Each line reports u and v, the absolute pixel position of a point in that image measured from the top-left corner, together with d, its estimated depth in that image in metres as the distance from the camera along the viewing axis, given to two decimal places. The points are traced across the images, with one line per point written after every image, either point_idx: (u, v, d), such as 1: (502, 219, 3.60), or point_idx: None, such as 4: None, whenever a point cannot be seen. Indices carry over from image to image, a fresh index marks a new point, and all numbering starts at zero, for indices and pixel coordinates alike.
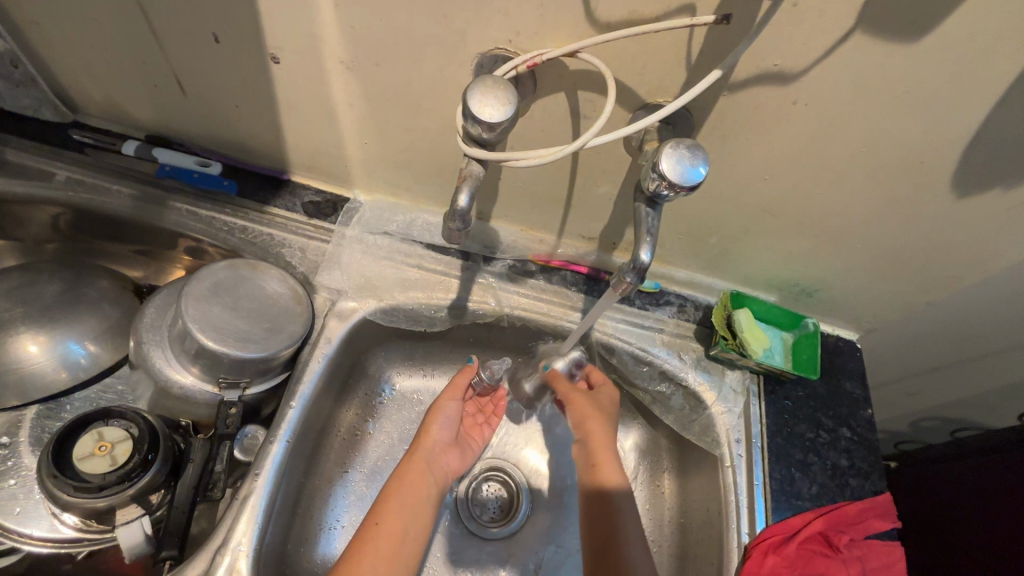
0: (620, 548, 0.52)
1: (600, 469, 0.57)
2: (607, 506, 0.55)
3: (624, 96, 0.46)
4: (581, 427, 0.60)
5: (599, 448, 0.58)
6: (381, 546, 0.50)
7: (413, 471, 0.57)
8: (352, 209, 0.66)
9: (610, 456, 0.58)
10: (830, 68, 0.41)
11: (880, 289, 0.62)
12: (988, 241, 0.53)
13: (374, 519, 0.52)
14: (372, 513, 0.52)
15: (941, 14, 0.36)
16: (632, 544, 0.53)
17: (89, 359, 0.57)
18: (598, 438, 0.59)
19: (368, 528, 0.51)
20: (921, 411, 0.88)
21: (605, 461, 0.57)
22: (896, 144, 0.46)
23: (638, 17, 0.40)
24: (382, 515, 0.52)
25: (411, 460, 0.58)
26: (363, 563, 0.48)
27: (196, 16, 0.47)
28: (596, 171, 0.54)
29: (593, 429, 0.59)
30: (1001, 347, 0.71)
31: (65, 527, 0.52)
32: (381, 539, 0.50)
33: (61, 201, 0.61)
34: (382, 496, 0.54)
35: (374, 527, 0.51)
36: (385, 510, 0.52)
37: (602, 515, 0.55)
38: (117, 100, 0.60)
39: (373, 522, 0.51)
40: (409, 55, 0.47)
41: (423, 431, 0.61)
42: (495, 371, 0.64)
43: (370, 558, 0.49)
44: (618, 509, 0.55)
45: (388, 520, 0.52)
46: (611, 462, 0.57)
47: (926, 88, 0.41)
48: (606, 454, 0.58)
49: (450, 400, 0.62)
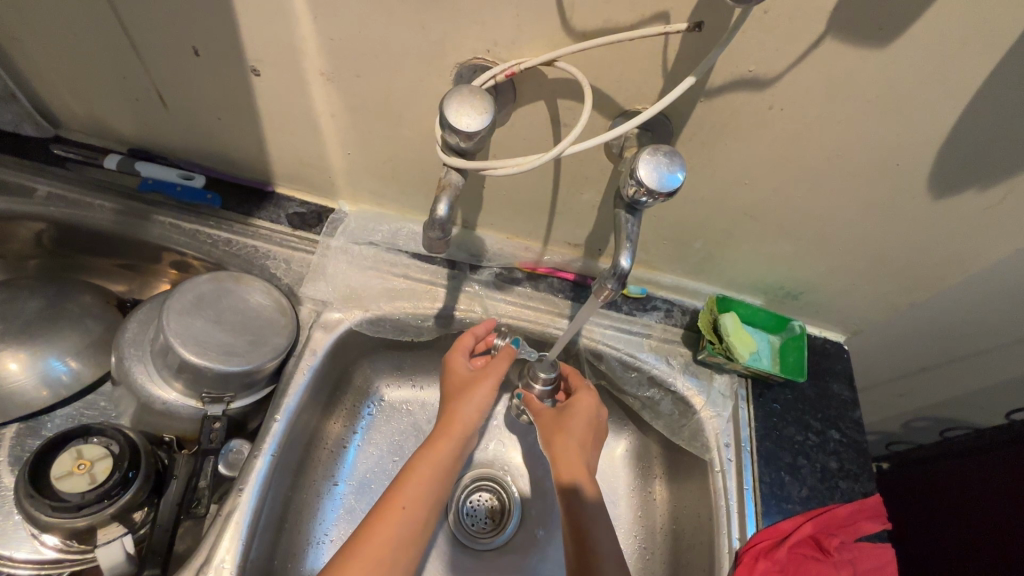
0: (591, 566, 0.50)
1: (567, 484, 0.54)
2: (573, 522, 0.53)
3: (604, 104, 0.46)
4: (554, 439, 0.58)
5: (565, 461, 0.56)
6: (401, 530, 0.47)
7: (447, 457, 0.52)
8: (337, 220, 0.66)
9: (579, 469, 0.55)
10: (804, 74, 0.41)
11: (864, 290, 0.63)
12: (966, 243, 0.54)
13: (401, 502, 0.48)
14: (399, 494, 0.49)
15: (907, 20, 0.37)
16: (607, 562, 0.50)
17: (71, 376, 0.57)
18: (563, 452, 0.56)
19: (391, 507, 0.48)
20: (911, 412, 0.89)
21: (571, 473, 0.55)
22: (874, 147, 0.46)
23: (613, 24, 0.40)
24: (410, 500, 0.48)
25: (448, 445, 0.52)
26: (383, 548, 0.46)
27: (174, 29, 0.47)
28: (579, 178, 0.54)
29: (559, 442, 0.57)
30: (987, 346, 0.71)
31: (46, 548, 0.51)
32: (404, 524, 0.47)
33: (42, 216, 0.60)
34: (405, 477, 0.50)
35: (401, 512, 0.48)
36: (411, 493, 0.49)
37: (574, 532, 0.53)
38: (98, 114, 0.60)
39: (400, 506, 0.48)
40: (388, 66, 0.47)
41: (459, 412, 0.54)
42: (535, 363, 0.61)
43: (389, 541, 0.46)
44: (582, 523, 0.53)
45: (416, 507, 0.48)
46: (581, 477, 0.55)
47: (899, 92, 0.42)
48: (571, 467, 0.55)
49: (490, 386, 0.56)
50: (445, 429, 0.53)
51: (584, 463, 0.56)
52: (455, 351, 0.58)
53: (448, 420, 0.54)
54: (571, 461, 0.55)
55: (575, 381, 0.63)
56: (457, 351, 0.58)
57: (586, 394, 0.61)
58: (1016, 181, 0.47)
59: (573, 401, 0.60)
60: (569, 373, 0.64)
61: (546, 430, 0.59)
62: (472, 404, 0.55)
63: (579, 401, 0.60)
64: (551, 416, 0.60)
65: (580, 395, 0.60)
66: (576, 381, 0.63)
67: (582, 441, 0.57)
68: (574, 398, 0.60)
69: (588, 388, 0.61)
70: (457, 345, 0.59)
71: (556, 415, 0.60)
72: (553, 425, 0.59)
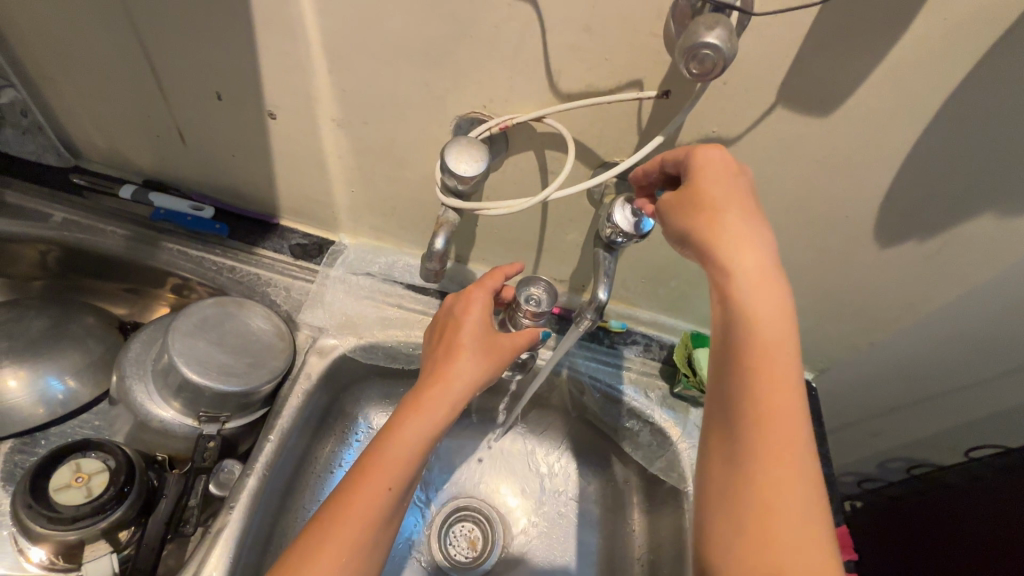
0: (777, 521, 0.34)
1: (762, 466, 0.35)
2: (760, 501, 0.34)
3: (586, 155, 0.52)
4: (765, 374, 0.36)
5: (774, 420, 0.36)
6: (382, 512, 0.44)
7: (435, 427, 0.47)
8: (337, 251, 0.70)
9: (796, 413, 0.36)
10: (759, 136, 0.47)
11: (827, 329, 0.67)
12: (912, 288, 0.59)
13: (387, 484, 0.44)
14: (383, 475, 0.44)
15: (842, 97, 0.43)
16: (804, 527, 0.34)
17: (67, 396, 0.59)
18: (783, 404, 0.36)
19: (370, 490, 0.43)
20: (882, 452, 0.92)
21: (787, 428, 0.35)
22: (822, 200, 0.52)
23: (594, 88, 0.46)
24: (397, 482, 0.44)
25: (447, 410, 0.48)
26: (359, 532, 0.42)
27: (202, 77, 0.53)
28: (564, 220, 0.59)
29: (773, 383, 0.36)
30: (946, 388, 0.76)
31: (31, 565, 0.51)
32: (386, 507, 0.44)
33: (54, 240, 0.64)
34: (391, 444, 0.45)
35: (385, 493, 0.44)
36: (397, 473, 0.45)
37: (750, 531, 0.34)
38: (119, 148, 0.65)
39: (385, 488, 0.44)
40: (394, 115, 0.52)
41: (464, 365, 0.49)
42: (535, 295, 0.55)
43: (364, 522, 0.42)
44: (780, 515, 0.34)
45: (399, 492, 0.45)
46: (790, 463, 0.35)
47: (840, 154, 0.48)
48: (789, 439, 0.35)
49: (505, 346, 0.52)
50: (445, 385, 0.48)
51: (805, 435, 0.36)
52: (478, 288, 0.54)
53: (444, 377, 0.49)
54: (778, 371, 0.36)
55: (715, 194, 0.40)
56: (482, 288, 0.54)
57: (776, 268, 0.39)
58: (949, 233, 0.53)
59: (778, 296, 0.38)
60: (695, 165, 0.42)
61: (749, 343, 0.37)
62: (481, 360, 0.50)
63: (731, 231, 0.39)
64: (744, 300, 0.38)
65: (782, 288, 0.38)
66: (717, 180, 0.40)
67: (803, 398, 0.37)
68: (743, 226, 0.39)
69: (771, 244, 0.40)
70: (483, 282, 0.55)
71: (759, 299, 0.38)
72: (757, 336, 0.37)
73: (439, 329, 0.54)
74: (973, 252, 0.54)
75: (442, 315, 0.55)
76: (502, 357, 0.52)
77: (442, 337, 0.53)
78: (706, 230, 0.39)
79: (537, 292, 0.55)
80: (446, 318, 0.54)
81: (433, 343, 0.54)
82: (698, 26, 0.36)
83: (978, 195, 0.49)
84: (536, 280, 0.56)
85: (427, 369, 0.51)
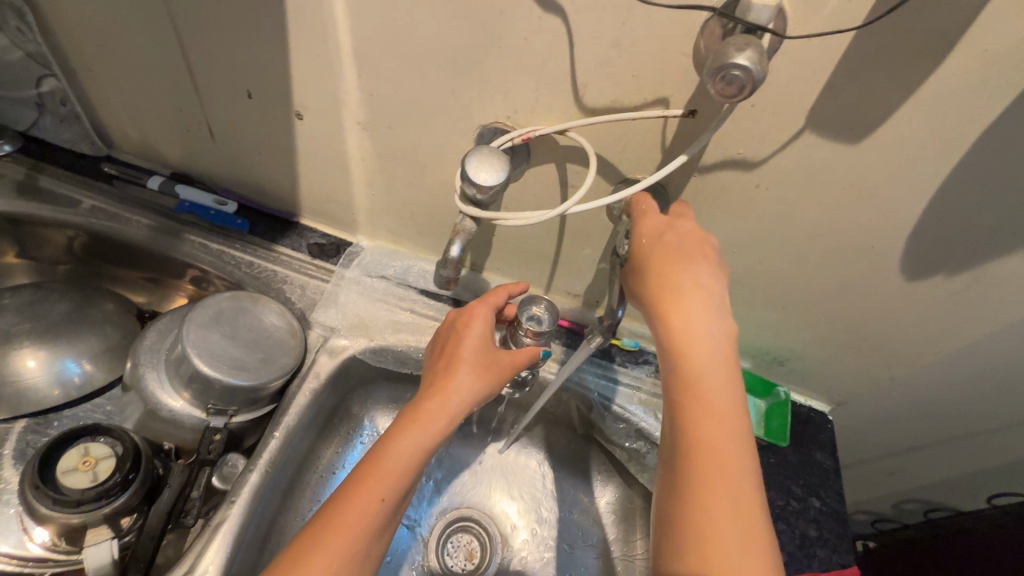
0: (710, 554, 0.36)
1: (698, 496, 0.37)
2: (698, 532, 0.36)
3: (609, 171, 0.51)
4: (698, 412, 0.39)
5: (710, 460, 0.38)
6: (376, 522, 0.43)
7: (434, 439, 0.47)
8: (354, 253, 0.70)
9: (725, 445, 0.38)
10: (785, 160, 0.47)
11: (847, 361, 0.65)
12: (938, 326, 0.57)
13: (380, 494, 0.44)
14: (378, 484, 0.44)
15: (874, 125, 0.42)
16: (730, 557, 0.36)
17: (82, 378, 0.60)
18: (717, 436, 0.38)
19: (366, 496, 0.43)
20: (899, 493, 0.88)
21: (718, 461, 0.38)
22: (848, 229, 0.51)
23: (619, 104, 0.46)
24: (390, 493, 0.44)
25: (445, 422, 0.48)
26: (353, 542, 0.42)
27: (234, 76, 0.54)
28: (582, 234, 0.59)
29: (708, 420, 0.39)
30: (970, 431, 0.73)
31: (32, 544, 0.52)
32: (380, 517, 0.43)
33: (80, 225, 0.65)
34: (386, 455, 0.45)
35: (377, 503, 0.43)
36: (391, 485, 0.44)
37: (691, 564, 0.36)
38: (151, 140, 0.66)
39: (378, 499, 0.43)
40: (418, 121, 0.53)
41: (463, 379, 0.49)
42: (538, 314, 0.55)
43: (358, 531, 0.42)
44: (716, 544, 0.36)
45: (392, 503, 0.44)
46: (725, 497, 0.37)
47: (868, 183, 0.47)
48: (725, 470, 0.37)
49: (507, 364, 0.52)
50: (443, 399, 0.48)
51: (743, 465, 0.38)
52: (480, 305, 0.54)
53: (441, 392, 0.49)
54: (713, 406, 0.39)
55: (664, 247, 0.43)
56: (485, 305, 0.54)
57: (717, 304, 0.41)
58: (980, 270, 0.51)
59: (716, 333, 0.40)
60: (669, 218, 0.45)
61: (688, 380, 0.40)
62: (480, 374, 0.50)
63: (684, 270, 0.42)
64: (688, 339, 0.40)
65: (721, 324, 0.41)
66: (674, 237, 0.43)
67: (741, 431, 0.39)
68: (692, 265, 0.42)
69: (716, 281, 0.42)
70: (486, 298, 0.54)
71: (699, 338, 0.40)
72: (690, 377, 0.39)
73: (439, 342, 0.54)
74: (1004, 291, 0.52)
75: (443, 327, 0.55)
76: (503, 375, 0.52)
77: (442, 350, 0.53)
78: (655, 281, 0.42)
79: (540, 311, 0.55)
80: (446, 331, 0.54)
81: (433, 356, 0.53)
82: (728, 48, 0.35)
83: (1013, 233, 0.47)
84: (538, 300, 0.56)
85: (426, 381, 0.51)
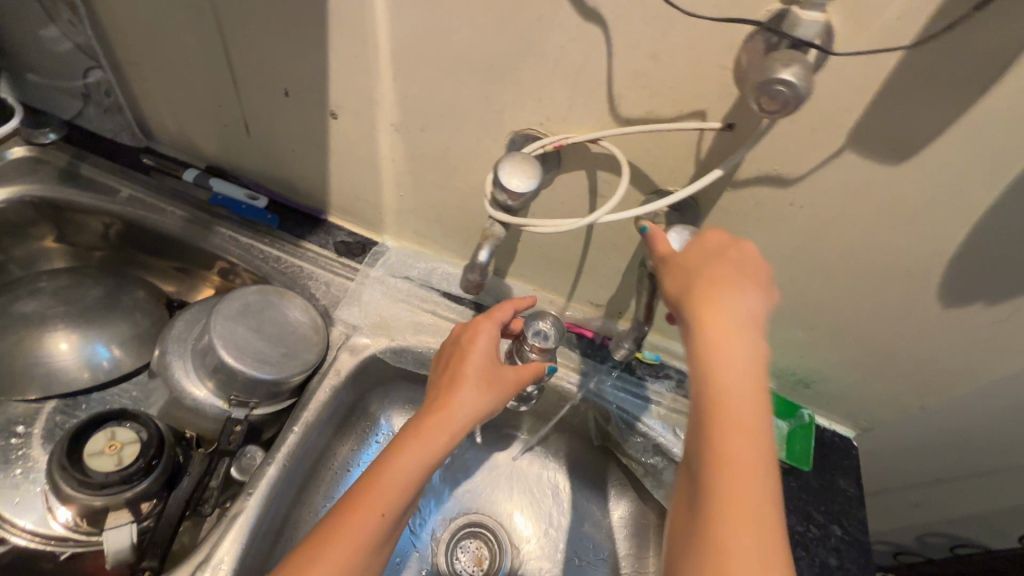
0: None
1: (717, 517, 0.34)
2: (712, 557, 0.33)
3: (640, 181, 0.51)
4: (721, 426, 0.36)
5: (731, 503, 0.34)
6: (374, 537, 0.43)
7: (437, 453, 0.47)
8: (378, 252, 0.71)
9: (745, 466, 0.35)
10: (823, 179, 0.45)
11: (876, 386, 0.64)
12: (975, 356, 0.55)
13: (381, 509, 0.44)
14: (380, 498, 0.44)
15: (918, 146, 0.41)
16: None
17: (111, 363, 0.61)
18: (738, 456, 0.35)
19: (366, 510, 0.43)
20: (924, 525, 0.85)
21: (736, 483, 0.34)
22: (885, 251, 0.49)
23: (655, 115, 0.45)
24: (391, 506, 0.44)
25: (447, 438, 0.47)
26: (351, 556, 0.42)
27: (272, 74, 0.55)
28: (609, 244, 0.58)
29: (732, 437, 0.35)
30: (1004, 466, 0.70)
31: (55, 523, 0.53)
32: (380, 530, 0.43)
33: (116, 214, 0.67)
34: (387, 468, 0.45)
35: (376, 518, 0.43)
36: (393, 499, 0.44)
37: None
38: (188, 133, 0.68)
39: (377, 513, 0.43)
40: (451, 125, 0.53)
41: (466, 395, 0.49)
42: (543, 329, 0.55)
43: (360, 544, 0.42)
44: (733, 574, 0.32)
45: (393, 517, 0.44)
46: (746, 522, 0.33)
47: (909, 205, 0.45)
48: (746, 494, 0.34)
49: (509, 381, 0.52)
50: (445, 415, 0.48)
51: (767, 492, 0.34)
52: (484, 321, 0.54)
53: (444, 407, 0.48)
54: (738, 425, 0.36)
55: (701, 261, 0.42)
56: (488, 321, 0.54)
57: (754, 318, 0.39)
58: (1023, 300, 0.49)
59: (750, 348, 0.38)
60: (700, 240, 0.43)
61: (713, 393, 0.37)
62: (483, 390, 0.50)
63: (716, 283, 0.40)
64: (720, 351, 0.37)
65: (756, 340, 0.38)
66: (710, 255, 0.42)
67: (769, 456, 0.35)
68: (729, 279, 0.40)
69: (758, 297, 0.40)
70: (489, 314, 0.55)
71: (733, 351, 0.37)
72: (715, 389, 0.37)
73: (444, 355, 0.54)
74: None
75: (448, 340, 0.55)
76: (506, 392, 0.51)
77: (447, 363, 0.53)
78: (689, 292, 0.40)
79: (545, 327, 0.56)
80: (451, 345, 0.54)
81: (437, 369, 0.53)
82: (772, 63, 0.35)
83: None
84: (543, 316, 0.56)
85: (430, 394, 0.51)
